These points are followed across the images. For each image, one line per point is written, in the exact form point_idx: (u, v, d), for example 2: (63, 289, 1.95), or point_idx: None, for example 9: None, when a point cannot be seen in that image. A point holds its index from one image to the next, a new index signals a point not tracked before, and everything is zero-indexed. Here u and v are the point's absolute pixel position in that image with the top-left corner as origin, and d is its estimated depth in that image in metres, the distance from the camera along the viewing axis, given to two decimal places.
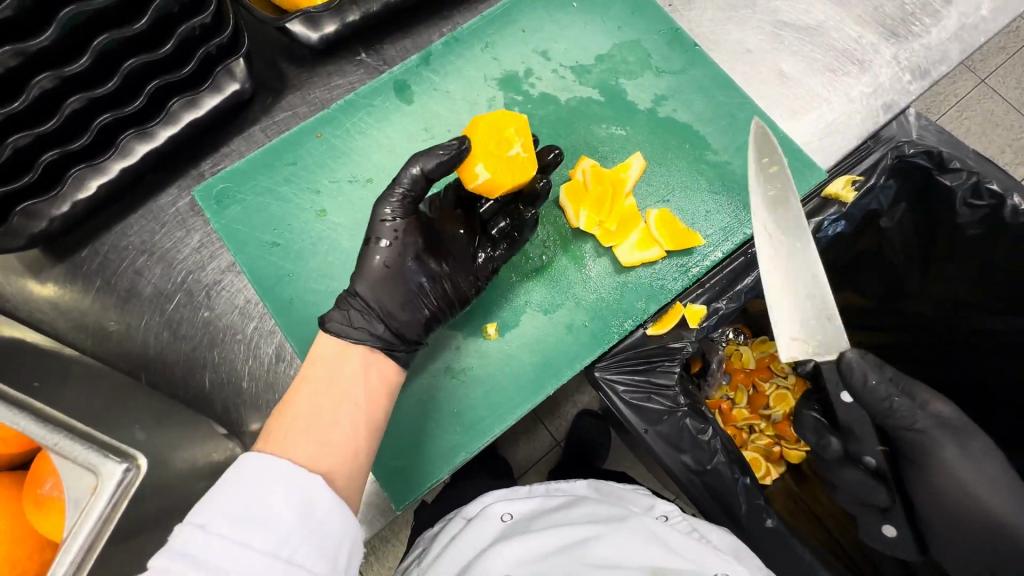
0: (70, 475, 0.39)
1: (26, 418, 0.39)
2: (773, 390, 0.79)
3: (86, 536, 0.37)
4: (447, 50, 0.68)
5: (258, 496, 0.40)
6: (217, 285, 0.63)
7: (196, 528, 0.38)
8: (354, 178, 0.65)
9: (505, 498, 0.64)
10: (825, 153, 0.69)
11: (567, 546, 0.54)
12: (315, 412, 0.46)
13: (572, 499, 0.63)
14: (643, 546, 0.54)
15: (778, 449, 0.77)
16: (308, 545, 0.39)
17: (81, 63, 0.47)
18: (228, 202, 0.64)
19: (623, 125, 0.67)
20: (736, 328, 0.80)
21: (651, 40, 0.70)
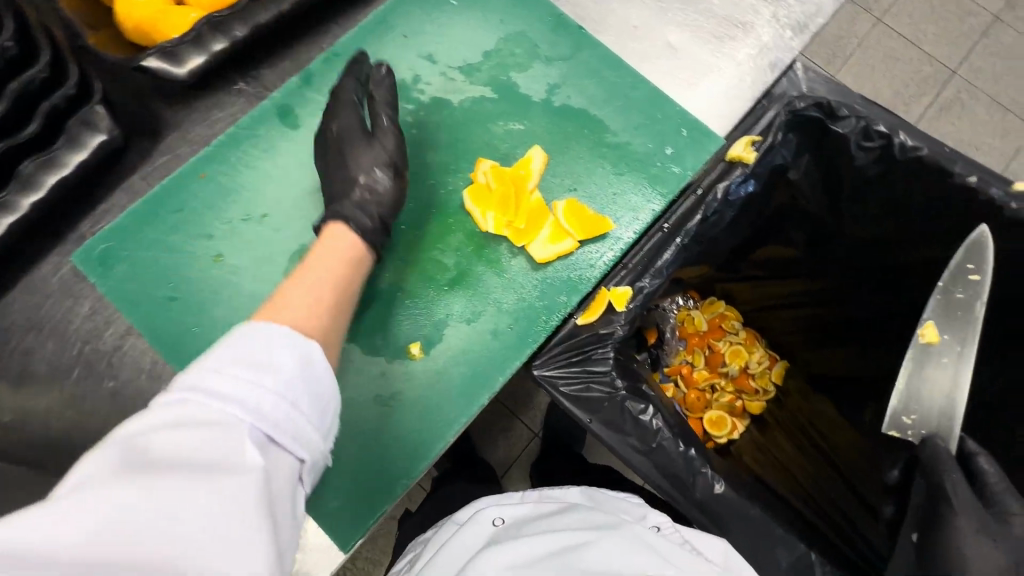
0: None
1: None
2: (727, 347, 0.91)
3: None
4: (327, 67, 0.65)
5: (249, 361, 0.39)
6: (118, 351, 0.59)
7: (195, 386, 0.37)
8: (247, 216, 0.61)
9: (497, 503, 0.65)
10: (723, 119, 0.70)
11: (559, 551, 0.53)
12: (306, 288, 0.47)
13: (566, 505, 0.62)
14: (639, 554, 0.52)
15: (741, 402, 0.90)
16: (309, 406, 0.40)
17: None
18: (113, 261, 0.60)
19: (521, 119, 0.65)
20: (685, 295, 0.88)
21: (536, 29, 0.68)
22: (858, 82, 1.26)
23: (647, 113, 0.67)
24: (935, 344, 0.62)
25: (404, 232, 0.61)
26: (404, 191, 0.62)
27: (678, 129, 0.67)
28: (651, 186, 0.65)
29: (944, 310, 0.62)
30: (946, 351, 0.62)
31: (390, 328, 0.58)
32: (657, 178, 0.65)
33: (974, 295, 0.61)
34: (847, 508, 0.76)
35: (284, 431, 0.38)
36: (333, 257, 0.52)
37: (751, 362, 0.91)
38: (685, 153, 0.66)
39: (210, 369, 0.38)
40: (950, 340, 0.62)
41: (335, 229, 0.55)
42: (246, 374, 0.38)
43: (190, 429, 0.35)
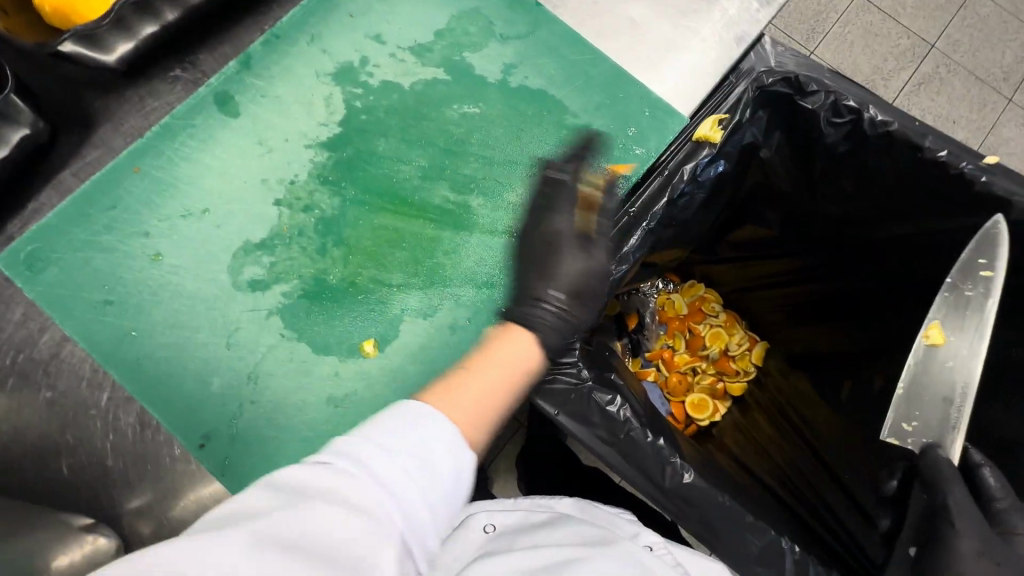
0: None
1: None
2: (708, 330, 0.90)
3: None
4: (267, 50, 0.61)
5: (408, 448, 0.36)
6: (56, 358, 0.54)
7: (352, 457, 0.34)
8: (186, 212, 0.57)
9: (489, 510, 0.61)
10: (693, 94, 0.66)
11: (553, 563, 0.48)
12: (478, 385, 0.44)
13: (555, 517, 0.59)
14: (636, 573, 0.49)
15: (723, 385, 0.88)
16: (440, 513, 0.37)
17: None
18: (41, 265, 0.55)
19: (476, 102, 0.62)
20: (664, 279, 0.89)
21: (490, 6, 0.65)
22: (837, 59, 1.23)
23: (608, 92, 0.64)
24: (940, 346, 0.62)
25: (354, 224, 0.58)
26: (353, 181, 0.59)
27: (641, 109, 0.64)
28: (614, 168, 0.62)
29: (956, 305, 0.62)
30: (953, 353, 0.62)
31: (342, 325, 0.56)
32: (619, 160, 0.63)
33: (985, 291, 0.62)
34: (821, 483, 0.76)
35: (417, 535, 0.35)
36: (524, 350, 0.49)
37: (732, 344, 0.90)
38: (649, 134, 0.63)
39: (366, 442, 0.35)
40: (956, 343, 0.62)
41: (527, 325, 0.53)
42: (404, 462, 0.35)
43: (335, 504, 0.32)
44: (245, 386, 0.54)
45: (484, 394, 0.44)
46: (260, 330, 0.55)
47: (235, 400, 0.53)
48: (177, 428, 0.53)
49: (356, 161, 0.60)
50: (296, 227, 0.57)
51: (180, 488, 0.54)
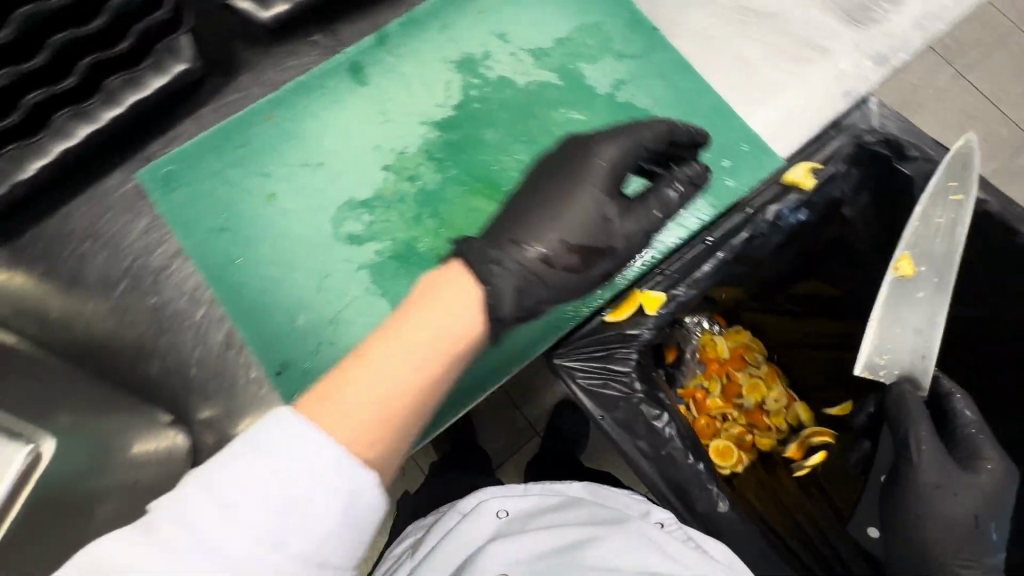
0: None
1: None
2: (745, 379, 0.87)
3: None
4: (403, 31, 0.67)
5: (266, 463, 0.35)
6: (164, 270, 0.61)
7: (205, 487, 0.35)
8: (306, 162, 0.62)
9: (501, 494, 0.64)
10: (786, 139, 0.68)
11: (567, 546, 0.55)
12: (376, 377, 0.39)
13: (567, 500, 0.62)
14: (640, 550, 0.54)
15: (750, 438, 0.85)
16: (351, 536, 0.37)
17: (35, 60, 0.49)
18: (174, 185, 0.62)
19: (583, 110, 0.66)
20: (709, 316, 0.86)
21: (612, 23, 0.69)
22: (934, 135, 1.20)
23: (710, 121, 0.66)
24: None
25: (449, 201, 0.62)
26: (457, 162, 0.63)
27: (739, 144, 0.66)
28: (703, 195, 0.65)
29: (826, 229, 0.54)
30: None
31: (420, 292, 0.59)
32: (712, 189, 0.65)
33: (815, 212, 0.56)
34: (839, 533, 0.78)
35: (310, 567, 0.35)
36: (436, 322, 0.42)
37: (768, 398, 0.86)
38: (741, 169, 0.65)
39: (220, 470, 0.35)
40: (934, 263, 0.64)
41: (450, 273, 0.45)
42: (264, 505, 0.35)
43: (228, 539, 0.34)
44: (326, 328, 0.58)
45: (382, 386, 0.39)
46: (349, 281, 0.59)
47: (314, 339, 0.58)
48: (260, 353, 0.58)
49: (461, 145, 0.64)
50: (399, 193, 0.62)
51: (247, 411, 0.58)
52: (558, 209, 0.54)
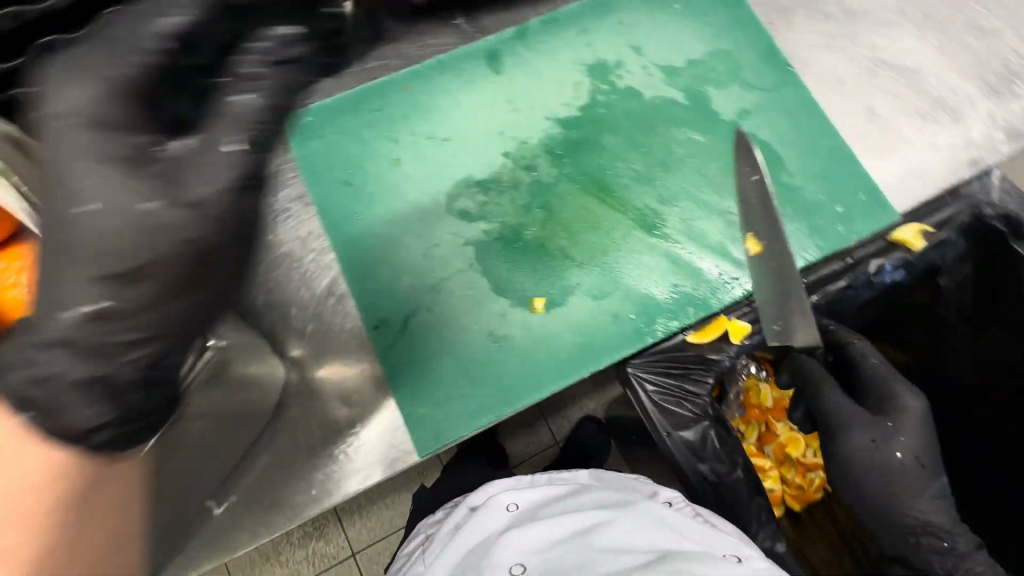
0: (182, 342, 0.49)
1: None
2: (785, 432, 0.81)
3: (172, 396, 0.49)
4: (543, 29, 0.70)
5: None
6: (284, 211, 0.65)
7: None
8: (432, 136, 0.66)
9: (510, 489, 0.66)
10: (903, 196, 0.67)
11: (579, 532, 0.57)
12: None
13: (577, 487, 0.65)
14: (651, 531, 0.56)
15: (781, 493, 0.82)
16: None
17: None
18: (310, 134, 0.66)
19: (703, 132, 0.67)
20: (758, 362, 0.79)
21: (745, 53, 0.69)
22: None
23: (829, 164, 0.66)
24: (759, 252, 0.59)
25: (559, 195, 0.64)
26: (575, 160, 0.65)
27: (857, 192, 0.65)
28: (811, 236, 0.64)
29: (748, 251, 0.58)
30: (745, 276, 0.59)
31: (519, 278, 0.61)
32: (819, 230, 0.64)
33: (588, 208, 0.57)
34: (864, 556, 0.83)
35: None
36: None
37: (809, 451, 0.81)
38: (856, 218, 0.65)
39: None
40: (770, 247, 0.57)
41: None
42: None
43: None
44: (427, 294, 0.61)
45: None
46: (455, 254, 0.62)
47: (414, 302, 0.61)
48: (363, 304, 0.61)
49: (580, 144, 0.66)
50: (514, 180, 0.64)
51: (332, 356, 0.61)
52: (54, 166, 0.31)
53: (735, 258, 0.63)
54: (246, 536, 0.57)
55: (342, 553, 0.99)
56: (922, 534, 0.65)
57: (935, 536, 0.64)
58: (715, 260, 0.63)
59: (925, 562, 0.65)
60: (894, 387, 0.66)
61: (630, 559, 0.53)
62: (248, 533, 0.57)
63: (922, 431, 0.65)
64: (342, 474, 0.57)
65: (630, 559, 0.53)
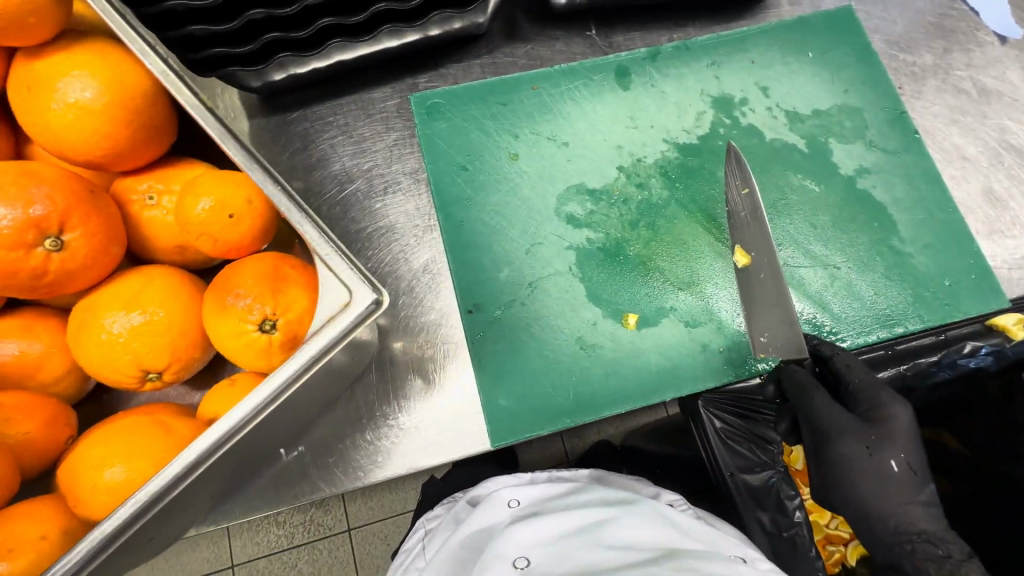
0: (332, 288, 0.45)
1: (310, 224, 0.45)
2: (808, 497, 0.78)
3: (321, 346, 0.43)
4: (675, 55, 0.71)
5: None
6: (395, 184, 0.69)
7: None
8: (552, 137, 0.67)
9: (513, 487, 0.66)
10: (1016, 282, 0.65)
11: (581, 529, 0.57)
12: None
13: (577, 487, 0.66)
14: (657, 529, 0.56)
15: None
16: None
17: None
18: (437, 116, 0.69)
19: (818, 182, 0.66)
20: None
21: (874, 113, 0.69)
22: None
23: (943, 238, 0.65)
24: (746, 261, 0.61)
25: (666, 217, 0.64)
26: (686, 186, 0.66)
27: (968, 271, 0.64)
28: (914, 305, 0.63)
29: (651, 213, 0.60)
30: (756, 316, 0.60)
31: (616, 290, 0.62)
32: (924, 301, 0.63)
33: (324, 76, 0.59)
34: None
35: None
36: None
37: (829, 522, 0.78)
38: (963, 295, 0.63)
39: None
40: (763, 260, 0.59)
41: None
42: None
43: None
44: (523, 288, 0.62)
45: None
46: (557, 255, 0.63)
47: (510, 294, 0.62)
48: (460, 287, 0.62)
49: (694, 171, 0.66)
50: (625, 195, 0.65)
51: (417, 332, 0.62)
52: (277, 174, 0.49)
53: (832, 311, 0.63)
54: (307, 489, 0.58)
55: (338, 526, 1.00)
56: (917, 541, 0.57)
57: (934, 543, 0.56)
58: (811, 310, 0.63)
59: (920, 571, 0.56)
60: (883, 393, 0.57)
61: (634, 555, 0.53)
62: (310, 487, 0.58)
63: (914, 438, 0.57)
64: (411, 451, 0.58)
65: (633, 554, 0.53)
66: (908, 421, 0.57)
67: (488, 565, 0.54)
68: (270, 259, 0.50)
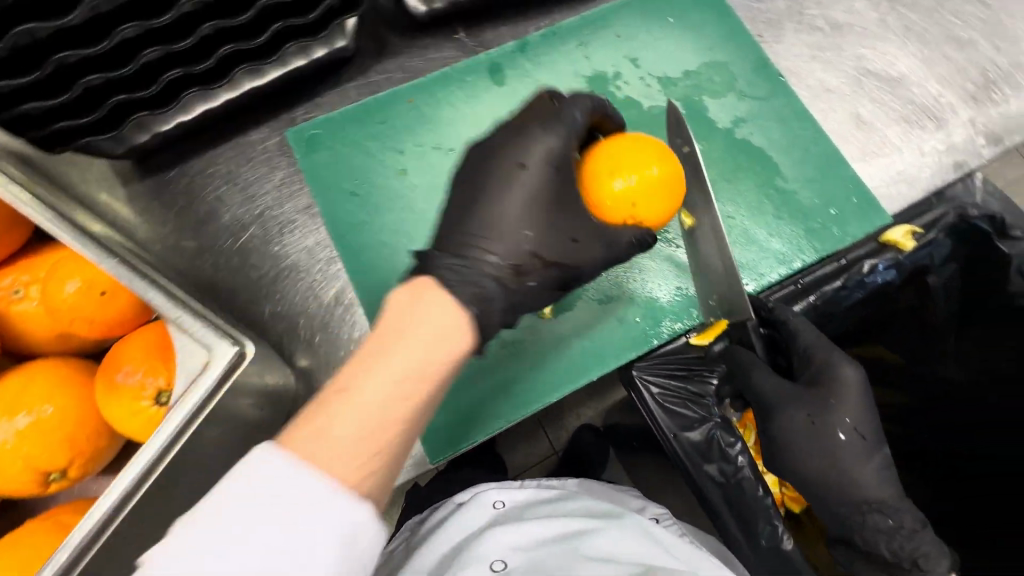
0: (188, 349, 0.47)
1: (154, 290, 0.45)
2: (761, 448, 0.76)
3: (188, 411, 0.45)
4: (544, 43, 0.71)
5: None
6: (290, 224, 0.67)
7: None
8: (438, 146, 0.67)
9: (499, 487, 0.68)
10: (892, 199, 0.70)
11: (563, 536, 0.59)
12: None
13: (564, 493, 0.68)
14: (638, 543, 0.59)
15: None
16: None
17: (244, 18, 0.54)
18: (318, 147, 0.67)
19: (700, 139, 0.69)
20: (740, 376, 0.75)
21: (739, 64, 0.72)
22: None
23: (822, 170, 0.69)
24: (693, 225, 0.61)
25: None
26: None
27: (849, 196, 0.68)
28: (807, 238, 0.67)
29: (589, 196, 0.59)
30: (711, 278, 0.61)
31: None
32: (816, 233, 0.67)
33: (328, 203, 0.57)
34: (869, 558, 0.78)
35: None
36: None
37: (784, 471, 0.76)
38: (849, 219, 0.67)
39: None
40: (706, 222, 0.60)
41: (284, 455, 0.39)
42: None
43: None
44: None
45: None
46: None
47: None
48: (374, 313, 0.62)
49: None
50: None
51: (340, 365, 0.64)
52: (497, 200, 0.54)
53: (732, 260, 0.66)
54: None
55: None
56: (867, 513, 0.59)
57: (884, 513, 0.59)
58: None
59: (871, 543, 0.60)
60: (832, 355, 0.60)
61: (614, 569, 0.54)
62: None
63: (862, 402, 0.59)
64: None
65: (616, 567, 0.55)
66: (857, 381, 0.59)
67: (467, 565, 0.56)
68: (153, 329, 0.49)
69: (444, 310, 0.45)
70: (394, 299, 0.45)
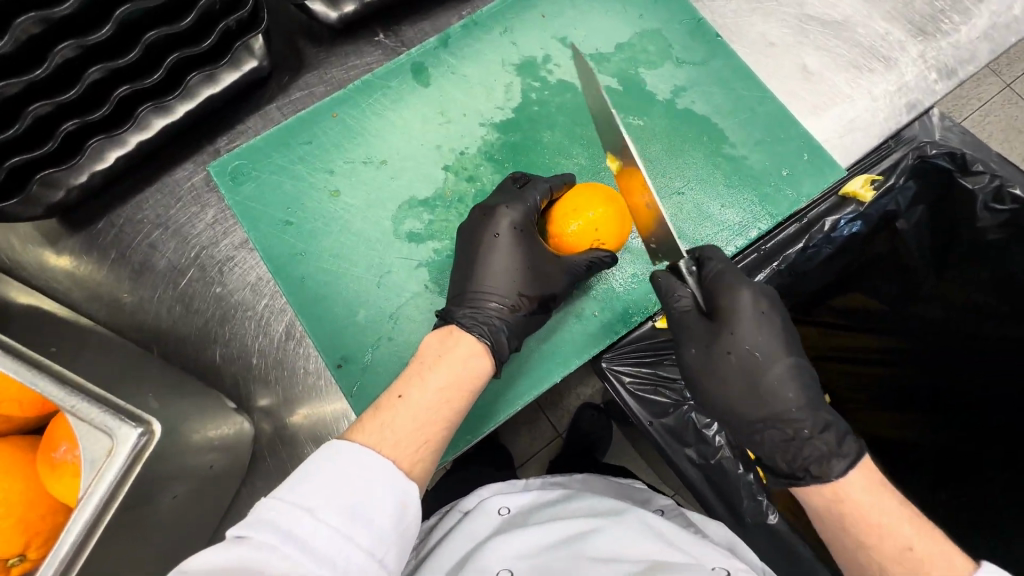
0: (90, 437, 0.43)
1: (45, 378, 0.42)
2: None
3: (98, 500, 0.41)
4: (465, 34, 0.68)
5: None
6: (229, 261, 0.65)
7: None
8: (368, 160, 0.64)
9: (502, 493, 0.67)
10: (847, 151, 0.67)
11: (566, 540, 0.57)
12: None
13: (570, 492, 0.67)
14: (641, 538, 0.57)
15: None
16: None
17: (131, 56, 0.51)
18: (242, 178, 0.64)
19: (640, 115, 0.66)
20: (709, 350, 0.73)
21: (672, 29, 0.69)
22: (1011, 142, 1.03)
23: (770, 130, 0.66)
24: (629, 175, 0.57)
25: None
26: (515, 163, 0.64)
27: (800, 153, 0.65)
28: (760, 205, 0.65)
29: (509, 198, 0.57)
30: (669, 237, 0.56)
31: None
32: (770, 198, 0.65)
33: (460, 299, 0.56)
34: None
35: None
36: None
37: None
38: (802, 178, 0.65)
39: None
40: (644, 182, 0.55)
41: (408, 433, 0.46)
42: None
43: None
44: (386, 323, 0.60)
45: None
46: (408, 279, 0.61)
47: (374, 334, 0.60)
48: (324, 343, 0.59)
49: (520, 145, 0.65)
50: (458, 193, 0.63)
51: (301, 400, 0.63)
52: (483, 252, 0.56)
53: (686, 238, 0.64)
54: None
55: None
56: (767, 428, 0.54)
57: (782, 426, 0.53)
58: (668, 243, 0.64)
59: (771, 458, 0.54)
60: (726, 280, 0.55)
61: (617, 568, 0.53)
62: None
63: (761, 324, 0.54)
64: None
65: (619, 567, 0.53)
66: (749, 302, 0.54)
67: None
68: None
69: (472, 345, 0.51)
70: (428, 339, 0.52)
